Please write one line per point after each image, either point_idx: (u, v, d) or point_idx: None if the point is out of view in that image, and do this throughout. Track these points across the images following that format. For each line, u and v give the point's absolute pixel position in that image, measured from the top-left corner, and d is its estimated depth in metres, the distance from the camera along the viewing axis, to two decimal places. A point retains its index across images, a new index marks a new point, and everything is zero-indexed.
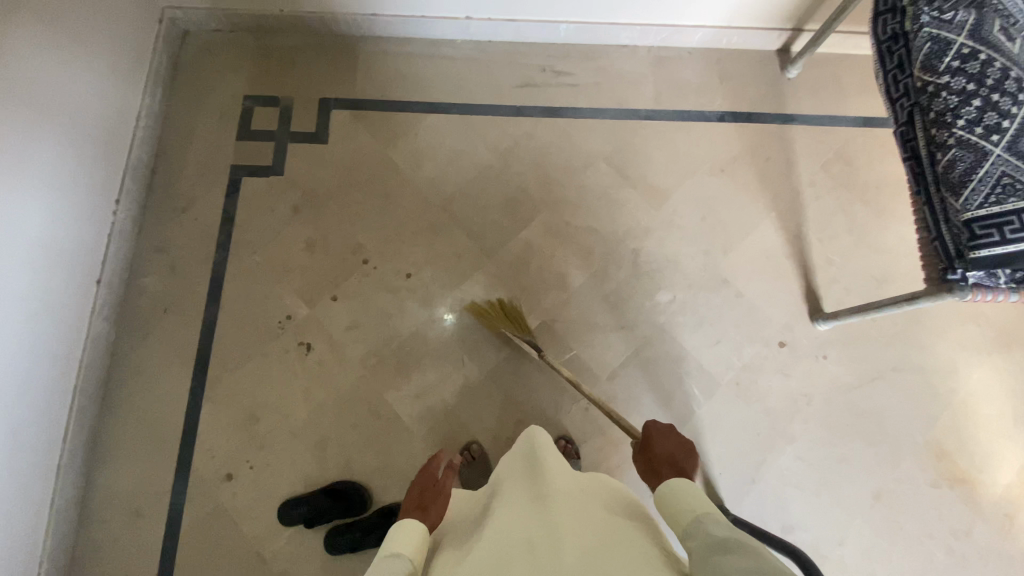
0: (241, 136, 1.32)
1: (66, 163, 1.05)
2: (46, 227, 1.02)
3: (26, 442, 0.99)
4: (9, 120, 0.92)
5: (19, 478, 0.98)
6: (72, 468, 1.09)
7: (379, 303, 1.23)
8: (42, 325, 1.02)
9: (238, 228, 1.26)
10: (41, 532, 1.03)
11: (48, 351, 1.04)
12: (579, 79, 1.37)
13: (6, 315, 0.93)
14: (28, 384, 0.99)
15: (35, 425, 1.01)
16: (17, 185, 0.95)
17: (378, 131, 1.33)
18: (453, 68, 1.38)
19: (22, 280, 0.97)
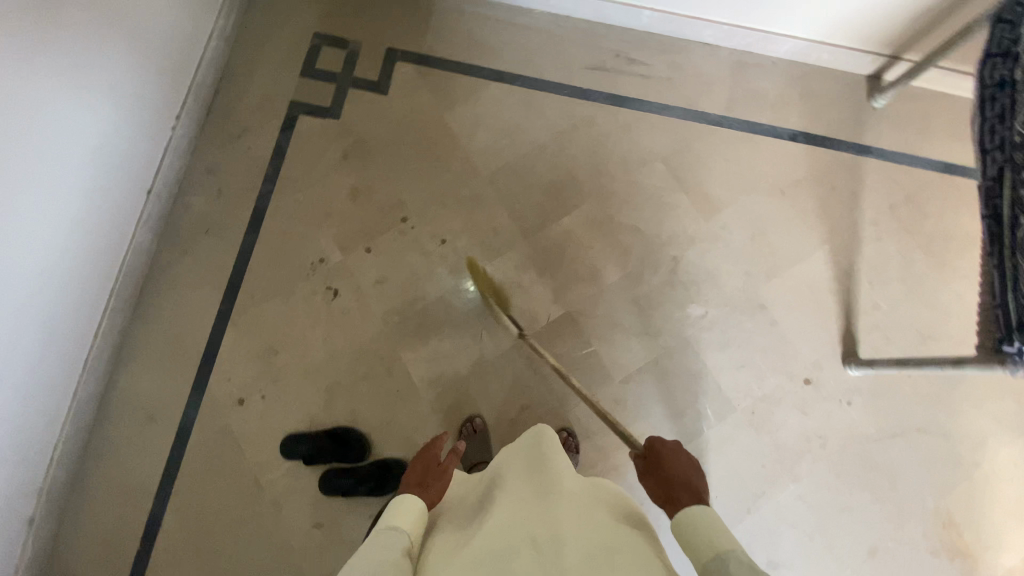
0: (304, 74, 1.32)
1: (133, 74, 1.07)
2: (106, 132, 1.04)
3: (63, 332, 1.04)
4: (88, 20, 0.94)
5: (49, 367, 1.03)
6: (99, 365, 1.15)
7: (410, 263, 1.24)
8: (90, 226, 1.05)
9: (288, 164, 1.27)
10: (63, 419, 1.09)
11: (94, 251, 1.08)
12: (652, 71, 1.31)
13: (58, 210, 0.97)
14: (69, 280, 1.03)
15: (71, 319, 1.06)
16: (84, 86, 0.96)
17: (439, 91, 1.31)
18: (526, 38, 1.34)
19: (75, 179, 0.99)
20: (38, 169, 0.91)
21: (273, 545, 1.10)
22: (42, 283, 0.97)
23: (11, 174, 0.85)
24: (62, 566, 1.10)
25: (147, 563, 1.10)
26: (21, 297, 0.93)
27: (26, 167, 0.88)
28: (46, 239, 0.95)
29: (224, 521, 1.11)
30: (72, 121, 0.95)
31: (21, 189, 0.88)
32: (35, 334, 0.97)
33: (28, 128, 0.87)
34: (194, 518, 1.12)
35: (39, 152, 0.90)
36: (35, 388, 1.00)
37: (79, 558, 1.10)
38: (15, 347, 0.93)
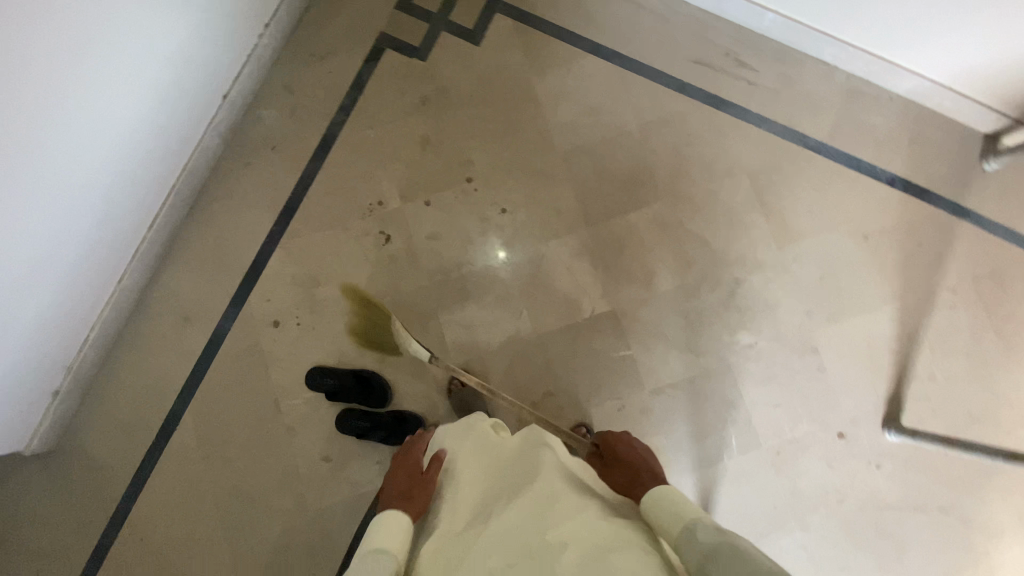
0: (399, 6, 1.26)
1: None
2: (191, 30, 1.00)
3: (119, 219, 1.06)
4: None
5: (96, 251, 1.04)
6: (146, 260, 1.16)
7: (466, 226, 1.21)
8: (159, 122, 1.04)
9: (364, 98, 1.23)
10: (104, 304, 1.11)
11: (163, 146, 1.08)
12: (759, 79, 1.22)
13: (134, 105, 0.97)
14: (129, 171, 1.02)
15: (124, 210, 1.06)
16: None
17: (532, 53, 1.24)
18: (636, 14, 1.25)
19: (150, 71, 0.97)
20: (112, 52, 0.88)
21: (280, 467, 1.13)
22: (102, 171, 0.97)
23: (77, 50, 0.82)
24: (79, 440, 1.14)
25: (159, 456, 1.14)
26: (73, 177, 0.92)
27: (96, 47, 0.85)
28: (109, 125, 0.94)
29: (238, 435, 1.14)
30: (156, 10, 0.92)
31: (88, 68, 0.85)
32: (85, 216, 0.98)
33: (104, 7, 0.83)
34: (210, 425, 1.14)
35: (116, 35, 0.87)
36: (82, 268, 1.02)
37: (98, 437, 1.14)
38: (60, 224, 0.93)
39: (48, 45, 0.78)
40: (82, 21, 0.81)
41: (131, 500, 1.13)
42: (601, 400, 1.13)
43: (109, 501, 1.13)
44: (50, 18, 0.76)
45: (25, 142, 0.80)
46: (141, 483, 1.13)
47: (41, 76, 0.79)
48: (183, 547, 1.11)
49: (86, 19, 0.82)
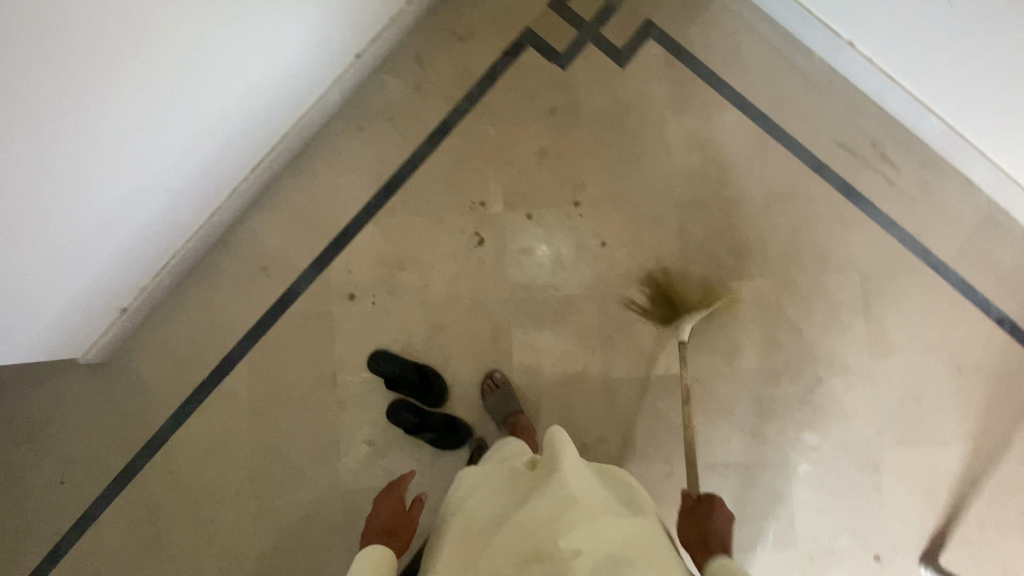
0: (552, 5, 1.19)
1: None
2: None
3: (226, 159, 1.05)
4: None
5: (153, 182, 0.94)
6: (207, 202, 1.08)
7: (560, 250, 1.16)
8: (254, 58, 0.93)
9: (493, 92, 1.18)
10: (157, 238, 1.04)
11: (287, 98, 1.05)
12: (898, 181, 1.17)
13: (254, 77, 0.95)
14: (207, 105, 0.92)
15: (195, 145, 0.96)
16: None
17: (676, 90, 1.17)
18: (793, 79, 1.18)
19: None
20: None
21: (323, 438, 1.13)
22: (213, 133, 0.97)
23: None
24: (130, 360, 1.13)
25: (207, 395, 1.14)
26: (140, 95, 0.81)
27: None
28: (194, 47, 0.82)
29: (290, 395, 1.14)
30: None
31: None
32: (147, 141, 0.88)
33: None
34: (264, 379, 1.14)
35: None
36: (178, 209, 1.04)
37: (150, 362, 1.14)
38: (146, 172, 0.92)
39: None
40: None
41: (170, 430, 1.13)
42: (652, 460, 1.11)
43: (148, 427, 1.13)
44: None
45: (130, 111, 0.81)
46: (183, 417, 1.14)
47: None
48: (212, 487, 1.12)
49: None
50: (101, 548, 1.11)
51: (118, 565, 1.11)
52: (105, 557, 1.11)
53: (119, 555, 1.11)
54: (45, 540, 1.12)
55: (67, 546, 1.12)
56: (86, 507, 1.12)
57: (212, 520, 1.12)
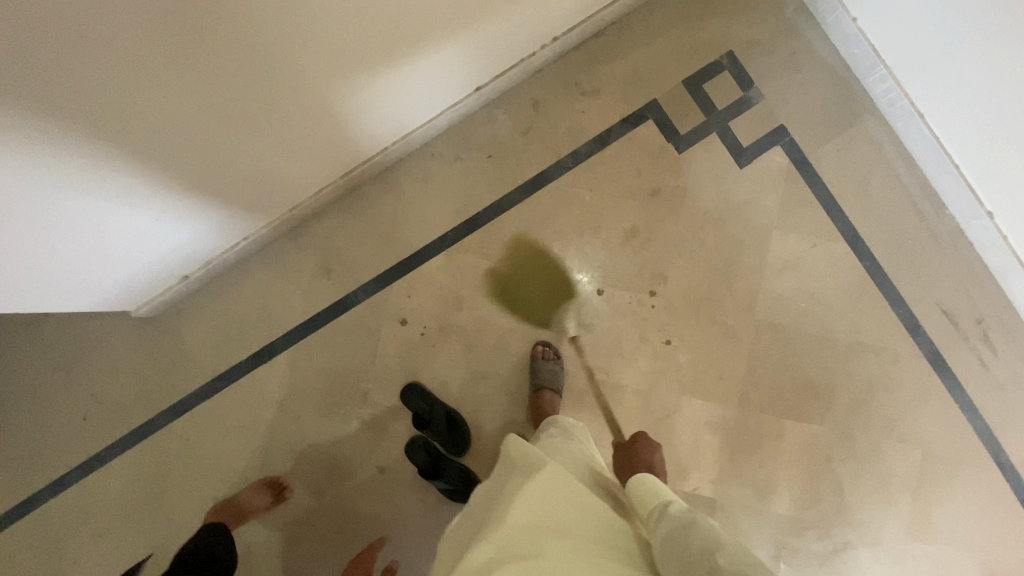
0: (686, 83, 1.13)
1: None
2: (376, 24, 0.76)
3: (323, 168, 1.04)
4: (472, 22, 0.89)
5: (12, 232, 0.71)
6: (112, 253, 0.90)
7: (623, 336, 1.10)
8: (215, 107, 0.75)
9: (600, 156, 1.13)
10: (128, 282, 0.99)
11: (397, 120, 1.04)
12: (992, 366, 1.09)
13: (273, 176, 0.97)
14: (127, 147, 0.71)
15: (101, 212, 0.79)
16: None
17: (790, 206, 1.10)
18: (915, 229, 1.10)
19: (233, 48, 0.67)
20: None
21: (338, 450, 1.13)
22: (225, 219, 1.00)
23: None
24: (176, 321, 1.14)
25: (241, 376, 1.14)
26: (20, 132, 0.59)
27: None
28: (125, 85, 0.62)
29: (317, 399, 1.14)
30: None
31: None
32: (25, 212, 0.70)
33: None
34: (298, 377, 1.14)
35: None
36: (214, 251, 1.07)
37: (194, 329, 1.14)
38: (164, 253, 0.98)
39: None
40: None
41: (196, 398, 1.14)
42: None
43: (176, 390, 1.14)
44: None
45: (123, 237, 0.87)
46: (212, 390, 1.14)
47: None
48: (220, 466, 1.14)
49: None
50: (105, 489, 1.14)
51: (117, 511, 1.14)
52: (107, 498, 1.14)
53: (121, 501, 1.14)
54: (52, 467, 1.14)
55: (73, 478, 1.14)
56: (100, 447, 1.14)
57: (213, 496, 1.13)
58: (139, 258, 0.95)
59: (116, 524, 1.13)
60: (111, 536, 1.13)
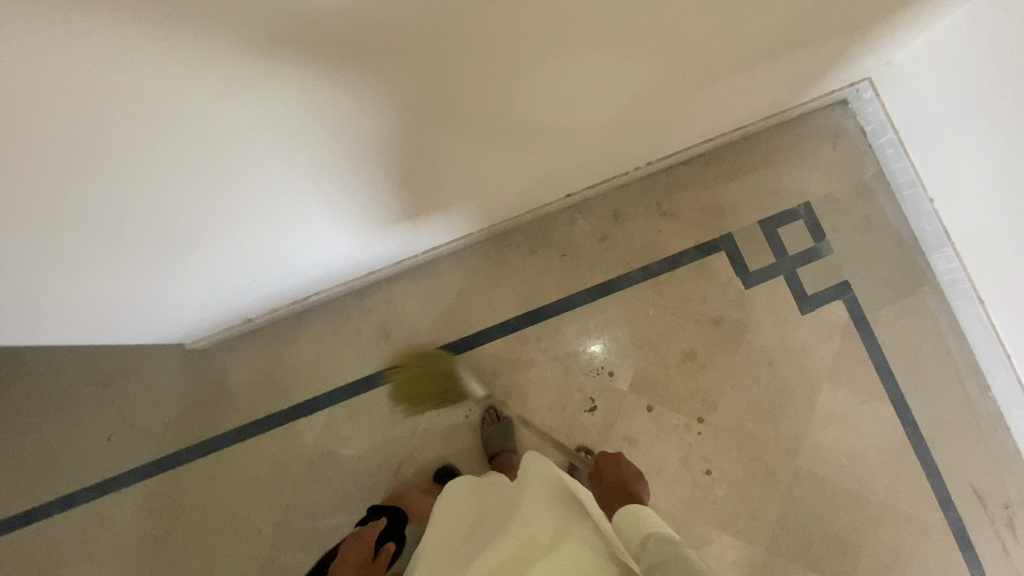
0: (761, 224, 1.18)
1: (633, 127, 0.90)
2: (482, 154, 0.77)
3: (409, 246, 1.06)
4: (567, 151, 0.89)
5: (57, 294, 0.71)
6: (153, 308, 0.89)
7: (663, 457, 1.11)
8: (239, 213, 0.68)
9: (671, 276, 1.16)
10: (176, 324, 1.00)
11: (491, 213, 1.07)
12: (1016, 554, 1.10)
13: (339, 258, 0.97)
14: (173, 229, 0.66)
15: (145, 283, 0.78)
16: (528, 117, 0.68)
17: (843, 360, 1.14)
18: (957, 405, 1.14)
19: (320, 173, 0.65)
20: (319, 142, 0.58)
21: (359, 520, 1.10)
22: (280, 285, 0.99)
23: (308, 125, 0.54)
24: (227, 358, 1.13)
25: (278, 425, 1.13)
26: (44, 214, 0.53)
27: (306, 131, 0.55)
28: (196, 190, 0.59)
29: (350, 463, 1.12)
30: (474, 129, 0.67)
31: (263, 140, 0.54)
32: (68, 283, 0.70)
33: (436, 109, 0.58)
34: (334, 437, 1.13)
35: (306, 137, 0.56)
36: (271, 306, 1.08)
37: (242, 370, 1.13)
38: (215, 306, 0.98)
39: (258, 101, 0.47)
40: (327, 104, 0.51)
41: (228, 440, 1.12)
42: None
43: (210, 426, 1.12)
44: (309, 85, 0.47)
45: (169, 298, 0.87)
46: (246, 435, 1.12)
47: (186, 106, 0.45)
48: (236, 513, 1.10)
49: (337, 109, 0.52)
50: (113, 516, 1.10)
51: (120, 541, 1.09)
52: (112, 526, 1.09)
53: (126, 531, 1.09)
54: (63, 483, 1.10)
55: (83, 498, 1.10)
56: (118, 471, 1.10)
57: (223, 544, 1.09)
58: (152, 313, 0.91)
59: (117, 554, 1.09)
60: (108, 566, 1.08)
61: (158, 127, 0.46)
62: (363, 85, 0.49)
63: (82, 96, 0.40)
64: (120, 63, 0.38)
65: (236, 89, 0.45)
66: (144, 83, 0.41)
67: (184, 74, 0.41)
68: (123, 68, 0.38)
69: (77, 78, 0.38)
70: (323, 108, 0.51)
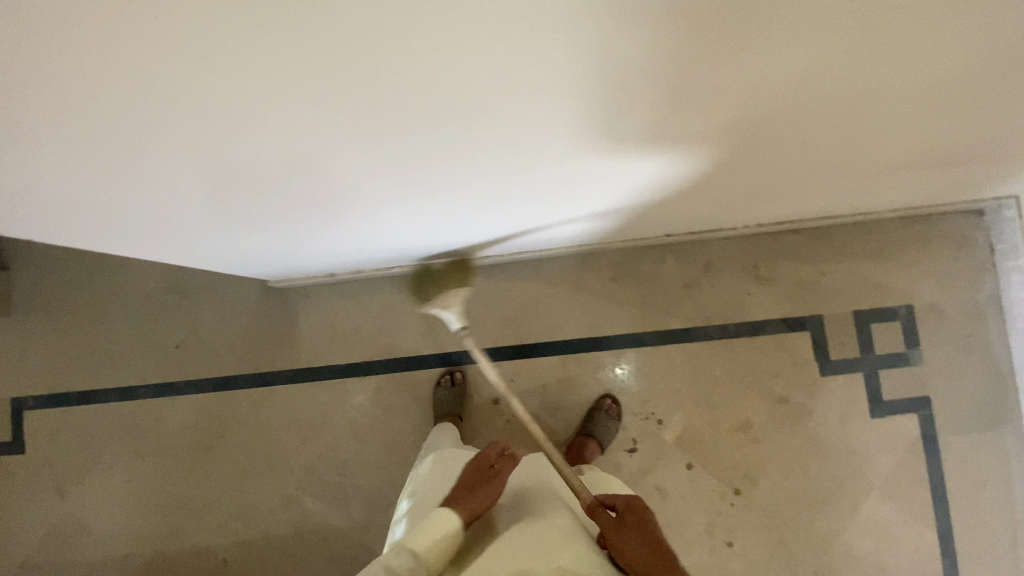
0: (855, 314, 1.14)
1: (768, 193, 0.87)
2: (614, 189, 0.75)
3: (501, 245, 1.06)
4: (691, 203, 0.88)
5: (167, 223, 0.73)
6: (242, 246, 0.90)
7: (690, 515, 1.10)
8: (364, 195, 0.66)
9: (747, 342, 1.13)
10: (264, 262, 1.02)
11: (589, 236, 1.05)
12: None
13: (433, 242, 0.96)
14: (294, 196, 0.64)
15: (248, 227, 0.79)
16: (676, 168, 0.67)
17: (899, 474, 1.10)
18: (1004, 552, 1.08)
19: (462, 177, 0.63)
20: (458, 143, 0.53)
21: (383, 488, 1.14)
22: (368, 250, 0.99)
23: (474, 132, 0.50)
24: (301, 302, 1.17)
25: (331, 377, 1.16)
26: (174, 165, 0.51)
27: (456, 139, 0.51)
28: (335, 169, 0.56)
29: (388, 433, 1.15)
30: (624, 168, 0.65)
31: (399, 129, 0.47)
32: (182, 217, 0.71)
33: (600, 147, 0.57)
34: (380, 403, 1.16)
35: (463, 149, 0.54)
36: (355, 266, 1.10)
37: (311, 317, 1.17)
38: (302, 255, 0.99)
39: (414, 90, 0.41)
40: (484, 107, 0.45)
41: (281, 378, 1.16)
42: None
43: (269, 361, 1.16)
44: (478, 84, 0.41)
45: (262, 242, 0.88)
46: (300, 378, 1.16)
47: (353, 96, 0.41)
48: (273, 448, 1.15)
49: (500, 123, 0.48)
50: (163, 419, 1.16)
51: (167, 443, 1.16)
52: (162, 427, 1.16)
53: (172, 435, 1.16)
54: (127, 376, 1.16)
55: (142, 395, 1.16)
56: (178, 378, 1.16)
57: (255, 472, 1.15)
58: (243, 250, 0.93)
59: (161, 452, 1.16)
60: (150, 461, 1.16)
61: (297, 91, 0.39)
62: (544, 108, 0.46)
63: (252, 59, 0.35)
64: (307, 35, 0.33)
65: (398, 73, 0.38)
66: (320, 52, 0.35)
67: (360, 46, 0.35)
68: (309, 47, 0.35)
69: (261, 48, 0.34)
70: (496, 123, 0.49)
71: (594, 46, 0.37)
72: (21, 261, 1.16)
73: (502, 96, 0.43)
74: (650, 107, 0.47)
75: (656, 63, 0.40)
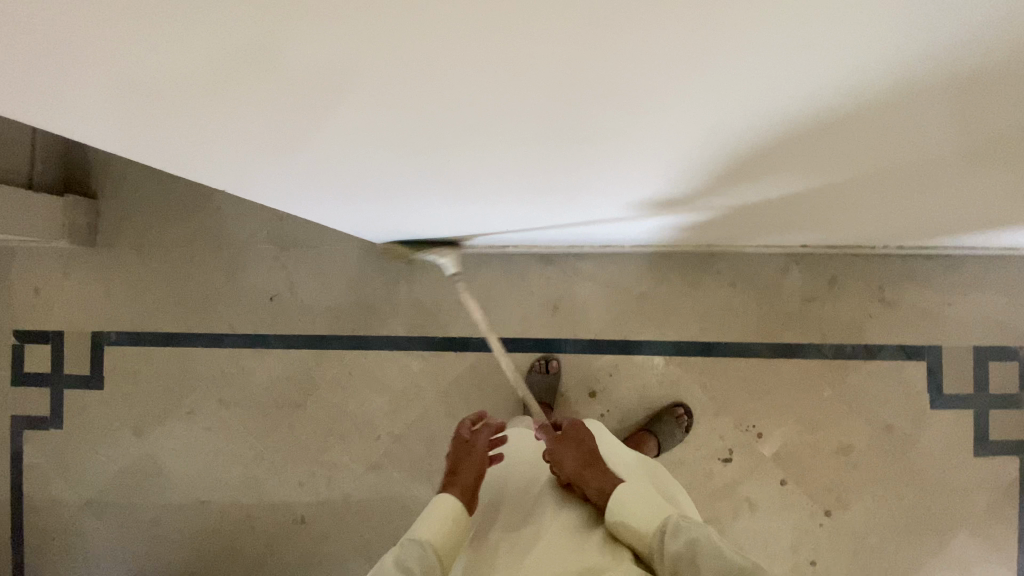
0: (974, 350, 1.10)
1: (949, 227, 0.81)
2: (813, 213, 0.68)
3: (620, 239, 0.96)
4: (861, 227, 0.79)
5: (303, 197, 0.65)
6: (355, 217, 0.81)
7: (776, 530, 1.09)
8: (545, 191, 0.57)
9: (860, 365, 1.10)
10: (369, 230, 0.94)
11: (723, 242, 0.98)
12: None
13: (556, 232, 0.87)
14: (463, 184, 0.54)
15: (385, 207, 0.70)
16: (909, 201, 0.60)
17: (994, 515, 1.08)
18: None
19: (676, 190, 0.55)
20: (613, 141, 0.40)
21: None
22: (484, 232, 0.91)
23: (741, 152, 0.40)
24: (402, 269, 1.12)
25: (426, 349, 1.12)
26: (343, 140, 0.41)
27: (710, 152, 0.41)
28: (535, 164, 0.46)
29: (479, 413, 1.12)
30: (859, 198, 0.58)
31: (577, 107, 0.33)
32: (324, 193, 0.62)
33: (870, 179, 0.49)
34: (474, 382, 1.12)
35: (707, 161, 0.44)
36: (467, 242, 1.04)
37: (413, 287, 1.12)
38: (411, 230, 0.91)
39: (670, 64, 0.28)
40: (709, 103, 0.31)
41: (375, 344, 1.12)
42: None
43: (366, 326, 1.12)
44: (743, 91, 0.30)
45: (385, 217, 0.79)
46: (394, 346, 1.12)
47: (624, 85, 0.30)
48: (360, 413, 1.13)
49: (783, 143, 0.38)
50: (250, 370, 1.13)
51: (252, 395, 1.13)
52: (249, 379, 1.13)
53: (258, 389, 1.13)
54: (218, 322, 1.13)
55: (230, 343, 1.13)
56: (268, 331, 1.13)
57: (339, 435, 1.13)
58: (356, 221, 0.85)
59: (244, 404, 1.13)
60: (234, 411, 1.13)
61: (521, 25, 0.25)
62: (847, 137, 0.36)
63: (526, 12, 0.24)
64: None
65: (680, 35, 0.25)
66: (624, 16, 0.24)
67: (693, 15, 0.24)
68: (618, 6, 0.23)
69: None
70: (775, 146, 0.38)
71: (945, 66, 0.26)
72: (122, 196, 1.13)
73: (747, 104, 0.32)
74: (912, 136, 0.36)
75: (999, 101, 0.30)
